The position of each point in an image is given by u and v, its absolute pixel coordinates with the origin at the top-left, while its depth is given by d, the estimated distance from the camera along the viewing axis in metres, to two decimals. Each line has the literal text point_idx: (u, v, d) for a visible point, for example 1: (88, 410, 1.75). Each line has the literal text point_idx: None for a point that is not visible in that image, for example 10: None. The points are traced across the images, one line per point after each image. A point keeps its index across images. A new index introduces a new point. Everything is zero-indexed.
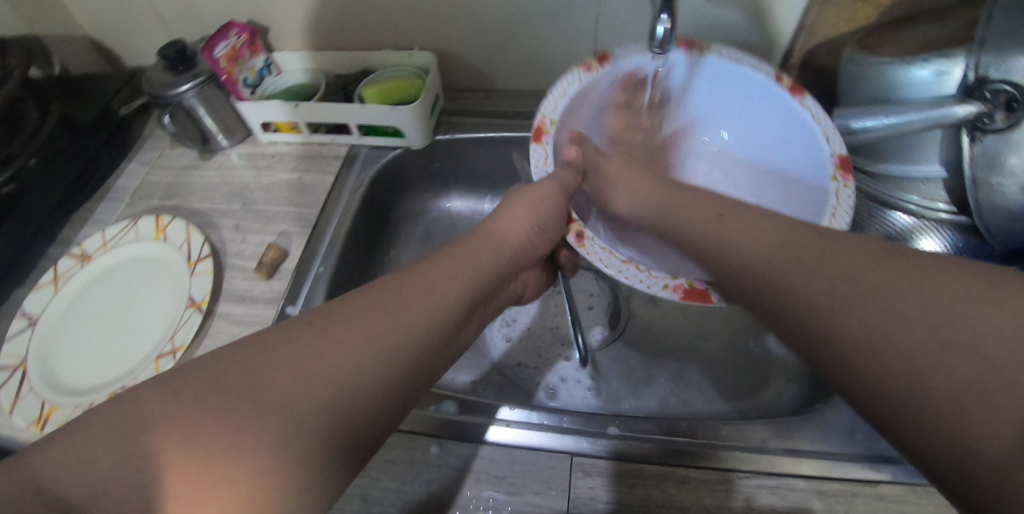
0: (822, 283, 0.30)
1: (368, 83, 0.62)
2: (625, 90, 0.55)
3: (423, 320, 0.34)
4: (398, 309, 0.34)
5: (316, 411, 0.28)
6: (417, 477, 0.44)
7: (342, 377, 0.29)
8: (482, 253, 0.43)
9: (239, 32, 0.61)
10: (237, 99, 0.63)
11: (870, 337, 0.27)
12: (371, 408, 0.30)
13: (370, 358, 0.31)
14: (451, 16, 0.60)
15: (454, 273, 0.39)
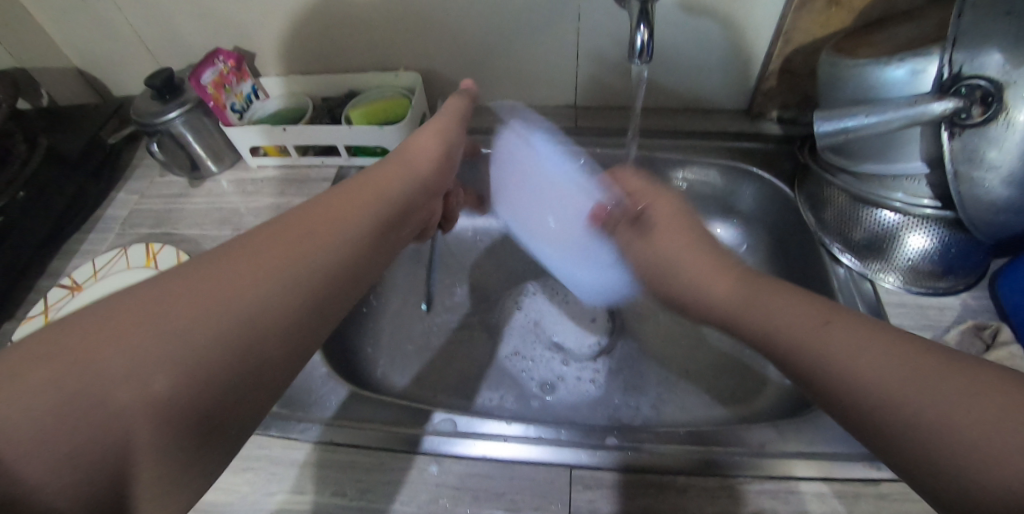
0: (826, 345, 0.32)
1: (354, 106, 0.63)
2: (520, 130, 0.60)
3: (325, 245, 0.34)
4: (283, 248, 0.32)
5: (209, 344, 0.27)
6: (414, 497, 0.44)
7: (233, 307, 0.28)
8: (382, 179, 0.42)
9: (226, 59, 0.62)
10: (225, 123, 0.63)
11: (877, 392, 0.29)
12: (272, 336, 0.30)
13: (262, 287, 0.30)
14: (434, 36, 0.61)
15: (348, 200, 0.38)
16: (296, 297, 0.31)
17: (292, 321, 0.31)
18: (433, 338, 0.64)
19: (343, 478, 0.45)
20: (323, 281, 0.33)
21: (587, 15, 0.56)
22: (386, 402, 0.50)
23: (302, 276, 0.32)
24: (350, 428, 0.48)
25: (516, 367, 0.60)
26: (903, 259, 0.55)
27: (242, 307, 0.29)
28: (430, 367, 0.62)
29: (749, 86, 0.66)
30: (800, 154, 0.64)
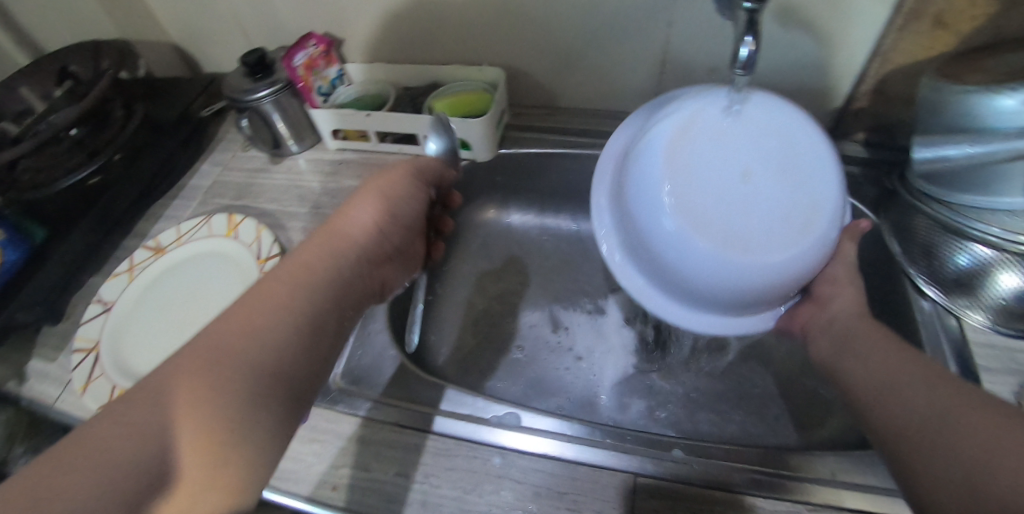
0: (892, 381, 0.38)
1: (439, 96, 0.63)
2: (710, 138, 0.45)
3: (277, 319, 0.37)
4: (244, 323, 0.36)
5: (198, 408, 0.32)
6: (476, 486, 0.44)
7: (206, 388, 0.33)
8: (311, 255, 0.43)
9: (317, 43, 0.64)
10: (310, 105, 0.66)
11: (929, 415, 0.34)
12: (237, 398, 0.33)
13: (205, 369, 0.33)
14: (521, 34, 0.62)
15: (259, 290, 0.39)
16: (252, 363, 0.35)
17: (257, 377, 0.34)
18: (492, 332, 0.65)
19: (407, 459, 0.45)
20: (272, 342, 0.36)
21: (679, 22, 0.56)
22: (438, 386, 0.51)
23: (247, 353, 0.35)
24: (404, 408, 0.48)
25: (579, 369, 0.61)
26: (993, 298, 0.52)
27: (200, 381, 0.33)
28: (487, 360, 0.62)
29: (836, 106, 0.64)
30: (889, 178, 0.61)
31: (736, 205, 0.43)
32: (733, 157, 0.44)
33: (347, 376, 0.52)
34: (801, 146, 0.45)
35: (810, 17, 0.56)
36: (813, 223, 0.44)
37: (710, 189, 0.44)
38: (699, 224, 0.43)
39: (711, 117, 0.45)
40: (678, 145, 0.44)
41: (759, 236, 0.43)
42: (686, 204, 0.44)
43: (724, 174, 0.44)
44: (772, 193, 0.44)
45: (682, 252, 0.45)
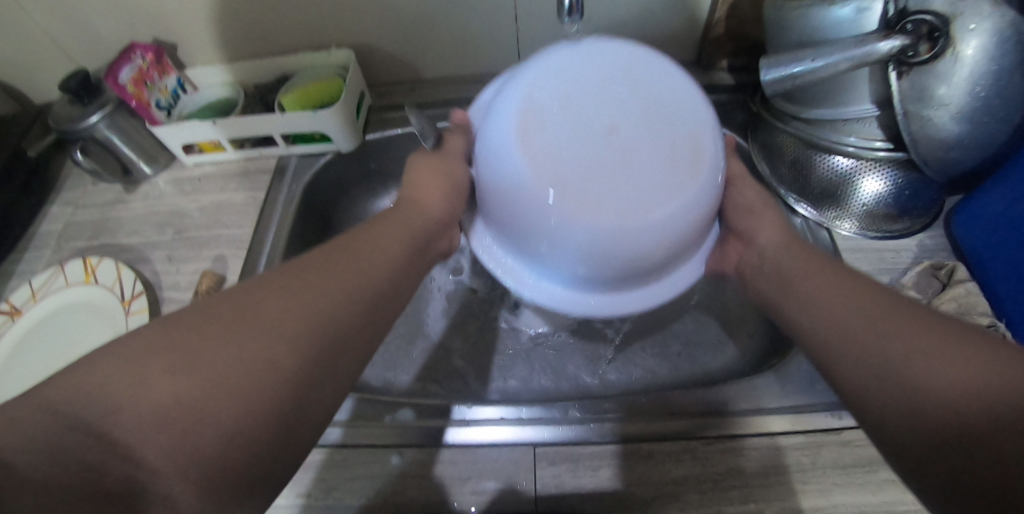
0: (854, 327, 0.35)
1: (286, 90, 0.60)
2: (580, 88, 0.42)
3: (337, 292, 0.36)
4: (303, 288, 0.35)
5: (208, 405, 0.27)
6: (377, 490, 0.43)
7: (255, 359, 0.30)
8: (375, 236, 0.43)
9: (143, 53, 0.58)
10: (152, 124, 0.60)
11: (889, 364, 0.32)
12: (276, 379, 0.30)
13: (264, 341, 0.31)
14: (362, 10, 0.57)
15: (342, 264, 0.38)
16: (316, 341, 0.33)
17: (316, 361, 0.32)
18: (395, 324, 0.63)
19: (307, 478, 0.44)
20: (337, 322, 0.34)
21: None
22: (373, 399, 0.49)
23: (275, 338, 0.31)
24: (342, 430, 0.46)
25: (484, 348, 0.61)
26: (859, 205, 0.55)
27: (268, 352, 0.30)
28: (392, 354, 0.61)
29: (698, 36, 0.63)
30: (751, 103, 0.62)
31: (605, 167, 0.40)
32: (588, 118, 0.41)
33: None
34: (658, 90, 0.43)
35: None
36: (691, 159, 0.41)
37: (572, 159, 0.40)
38: (574, 201, 0.40)
39: (557, 82, 0.42)
40: (530, 127, 0.41)
41: (641, 194, 0.40)
42: (555, 183, 0.40)
43: (587, 138, 0.40)
44: (641, 145, 0.40)
45: (564, 235, 0.41)
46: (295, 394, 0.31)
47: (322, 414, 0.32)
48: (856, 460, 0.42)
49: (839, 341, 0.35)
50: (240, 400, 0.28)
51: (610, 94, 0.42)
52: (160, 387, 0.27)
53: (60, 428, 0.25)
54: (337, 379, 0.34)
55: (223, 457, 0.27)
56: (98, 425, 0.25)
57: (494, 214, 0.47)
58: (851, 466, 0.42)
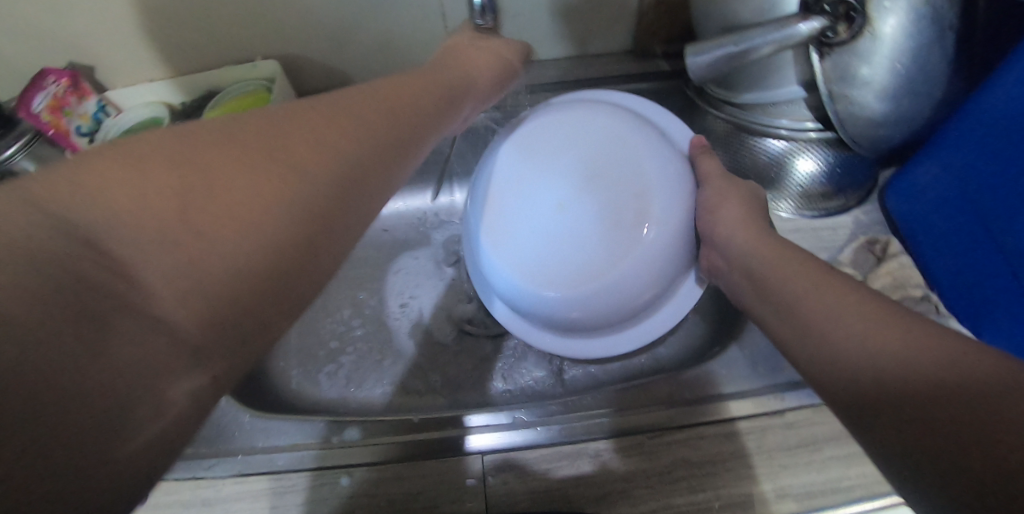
0: (841, 318, 0.33)
1: (213, 106, 0.58)
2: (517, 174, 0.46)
3: (326, 150, 0.30)
4: (304, 128, 0.31)
5: (182, 276, 0.24)
6: (331, 512, 0.43)
7: (243, 218, 0.26)
8: (395, 91, 0.37)
9: (58, 79, 0.55)
10: (71, 150, 0.60)
11: (890, 361, 0.29)
12: (247, 264, 0.26)
13: (249, 225, 0.26)
14: (281, 21, 0.56)
15: (329, 128, 0.31)
16: (307, 207, 0.28)
17: (297, 238, 0.28)
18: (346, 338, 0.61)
19: (257, 507, 0.44)
20: (322, 202, 0.29)
21: None
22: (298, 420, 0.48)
23: (261, 216, 0.27)
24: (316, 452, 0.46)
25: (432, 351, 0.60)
26: (795, 186, 0.56)
27: (262, 219, 0.27)
28: (343, 367, 0.59)
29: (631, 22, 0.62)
30: (686, 87, 0.62)
31: (572, 247, 0.44)
32: (542, 196, 0.45)
33: None
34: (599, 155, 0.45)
35: None
36: (653, 210, 0.44)
37: (541, 249, 0.44)
38: (542, 277, 0.45)
39: (531, 157, 0.46)
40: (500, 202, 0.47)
41: (597, 254, 0.43)
42: (525, 264, 0.45)
43: (543, 210, 0.44)
44: (593, 220, 0.43)
45: (546, 299, 0.45)
46: (274, 274, 0.27)
47: (256, 343, 0.28)
48: (801, 441, 0.43)
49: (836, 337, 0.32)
50: (240, 235, 0.26)
51: (536, 169, 0.46)
52: (171, 212, 0.25)
53: (48, 227, 0.22)
54: (290, 294, 0.28)
55: (217, 289, 0.25)
56: (89, 236, 0.23)
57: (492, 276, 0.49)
58: (795, 448, 0.43)
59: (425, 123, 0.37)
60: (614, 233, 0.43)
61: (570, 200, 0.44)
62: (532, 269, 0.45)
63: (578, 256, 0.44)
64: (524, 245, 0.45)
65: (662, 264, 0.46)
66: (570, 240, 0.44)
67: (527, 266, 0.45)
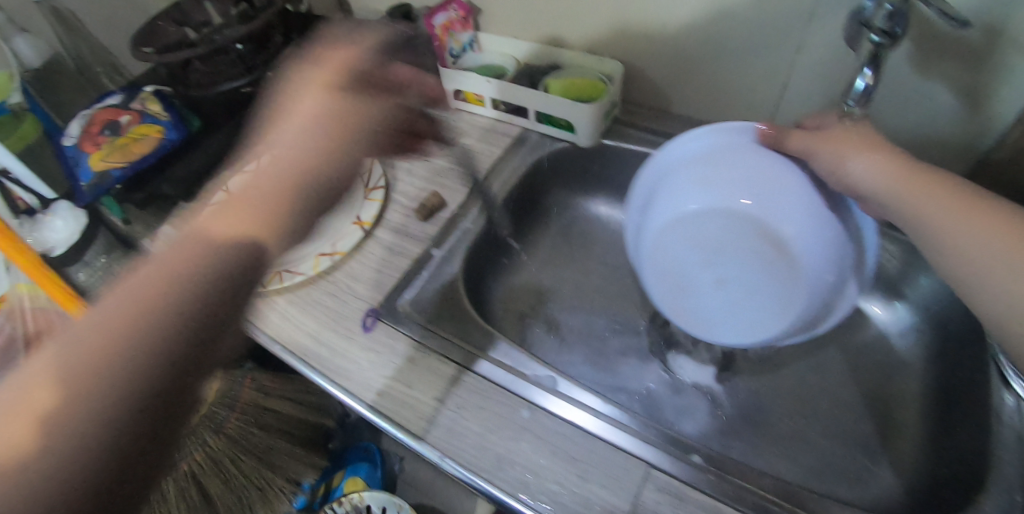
0: (924, 208, 0.40)
1: (557, 77, 0.66)
2: (671, 245, 0.54)
3: (216, 236, 0.39)
4: (189, 239, 0.39)
5: (123, 387, 0.34)
6: (500, 430, 0.47)
7: (146, 332, 0.35)
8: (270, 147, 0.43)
9: (458, 8, 0.70)
10: (441, 65, 0.72)
11: (969, 266, 0.37)
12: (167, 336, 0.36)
13: (168, 319, 0.36)
14: (646, 35, 0.64)
15: (199, 234, 0.39)
16: (219, 274, 0.39)
17: (227, 298, 0.40)
18: (554, 307, 0.66)
19: (447, 389, 0.49)
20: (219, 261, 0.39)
21: (809, 46, 0.55)
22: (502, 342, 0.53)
23: (164, 315, 0.36)
24: (463, 349, 0.52)
25: (622, 361, 0.61)
26: None
27: (172, 306, 0.36)
28: (544, 328, 0.64)
29: (970, 168, 0.58)
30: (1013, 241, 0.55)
31: (742, 296, 0.53)
32: (697, 259, 0.54)
33: (413, 303, 0.55)
34: (733, 215, 0.52)
35: (960, 64, 0.50)
36: (780, 227, 0.50)
37: (700, 295, 0.54)
38: (702, 314, 0.55)
39: (678, 226, 0.54)
40: (660, 260, 0.55)
41: (756, 288, 0.53)
42: (683, 303, 0.55)
43: (702, 266, 0.54)
44: (744, 266, 0.52)
45: (711, 321, 0.55)
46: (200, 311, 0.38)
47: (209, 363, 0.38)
48: None
49: (915, 222, 0.40)
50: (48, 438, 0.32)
51: (687, 232, 0.54)
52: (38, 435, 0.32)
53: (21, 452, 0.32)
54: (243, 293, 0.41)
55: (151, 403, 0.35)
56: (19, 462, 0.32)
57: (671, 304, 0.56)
58: None
59: (308, 189, 0.43)
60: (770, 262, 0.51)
61: (721, 256, 0.53)
62: (694, 291, 0.55)
63: (737, 294, 0.53)
64: (684, 288, 0.55)
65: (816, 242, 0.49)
66: (728, 283, 0.53)
67: (687, 307, 0.55)
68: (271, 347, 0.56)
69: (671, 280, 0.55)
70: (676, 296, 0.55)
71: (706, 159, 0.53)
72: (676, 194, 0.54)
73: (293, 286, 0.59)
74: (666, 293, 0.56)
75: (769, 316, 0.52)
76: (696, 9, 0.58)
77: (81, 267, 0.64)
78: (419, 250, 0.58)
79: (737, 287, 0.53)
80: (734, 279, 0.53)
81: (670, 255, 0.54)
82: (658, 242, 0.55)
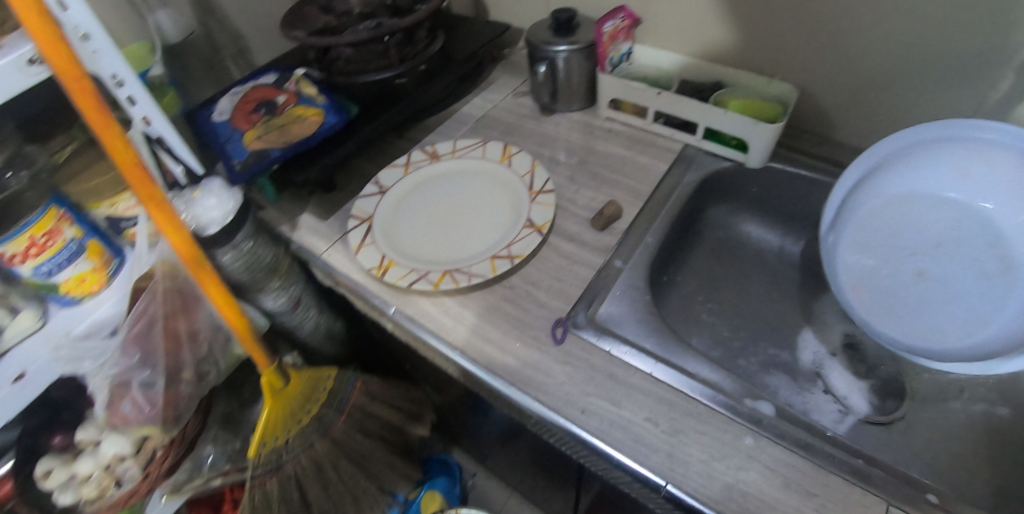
0: None
1: (731, 95, 0.65)
2: (881, 221, 0.55)
3: None
4: None
5: None
6: (725, 457, 0.44)
7: None
8: None
9: (624, 16, 0.68)
10: (600, 71, 0.69)
11: None
12: None
13: None
14: (820, 64, 0.63)
15: None
16: None
17: None
18: (715, 330, 0.65)
19: (659, 410, 0.47)
20: None
21: (1009, 85, 0.54)
22: (701, 361, 0.51)
23: None
24: (665, 366, 0.50)
25: (798, 392, 0.59)
26: None
27: None
28: (711, 352, 0.63)
29: None
30: None
31: (940, 301, 0.51)
32: (904, 248, 0.54)
33: (602, 316, 0.53)
34: (969, 218, 0.51)
35: None
36: (1016, 244, 0.49)
37: (891, 286, 0.54)
38: (887, 310, 0.53)
39: (902, 207, 0.54)
40: (865, 233, 0.55)
41: (961, 300, 0.50)
42: (868, 292, 0.55)
43: (909, 258, 0.53)
44: (958, 272, 0.51)
45: (895, 318, 0.53)
46: None
47: None
48: None
49: None
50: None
51: (910, 215, 0.54)
52: None
53: None
54: None
55: None
56: None
57: (856, 290, 0.55)
58: None
59: None
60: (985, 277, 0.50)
61: (934, 252, 0.52)
62: (894, 283, 0.54)
63: (934, 296, 0.52)
64: (876, 273, 0.55)
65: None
66: (927, 280, 0.52)
67: (870, 297, 0.55)
68: (446, 351, 0.52)
69: (867, 262, 0.55)
70: (864, 281, 0.55)
71: (972, 152, 0.50)
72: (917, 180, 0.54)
73: (468, 289, 0.55)
74: (855, 276, 0.56)
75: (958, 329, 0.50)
76: (886, 41, 0.58)
77: (228, 249, 0.60)
78: (601, 261, 0.57)
79: (936, 288, 0.52)
80: (937, 281, 0.52)
81: (876, 233, 0.55)
82: (866, 219, 0.56)
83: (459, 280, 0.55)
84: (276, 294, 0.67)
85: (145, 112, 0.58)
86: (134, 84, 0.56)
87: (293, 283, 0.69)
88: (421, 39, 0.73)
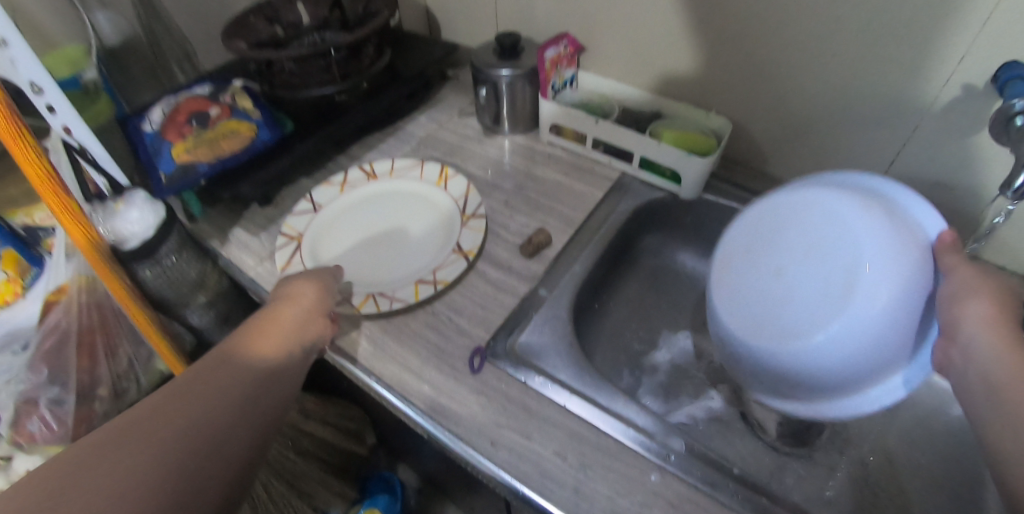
0: None
1: (667, 127, 0.66)
2: (778, 219, 0.49)
3: (211, 394, 0.35)
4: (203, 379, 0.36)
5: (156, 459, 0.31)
6: (629, 493, 0.44)
7: (165, 433, 0.32)
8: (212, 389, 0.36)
9: (566, 44, 0.70)
10: (542, 96, 0.70)
11: None
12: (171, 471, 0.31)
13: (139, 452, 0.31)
14: (753, 100, 0.65)
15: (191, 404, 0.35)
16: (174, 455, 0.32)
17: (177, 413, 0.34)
18: (645, 358, 0.65)
19: (570, 444, 0.47)
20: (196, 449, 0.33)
21: (926, 128, 0.56)
22: (616, 393, 0.51)
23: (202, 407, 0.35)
24: (579, 398, 0.50)
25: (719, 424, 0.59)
26: None
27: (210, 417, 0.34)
28: (638, 381, 0.63)
29: None
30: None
31: (773, 306, 0.46)
32: (779, 249, 0.48)
33: (523, 345, 0.54)
34: (842, 244, 0.43)
35: None
36: (863, 284, 0.41)
37: (749, 275, 0.49)
38: (731, 289, 0.50)
39: (799, 214, 0.47)
40: (760, 225, 0.50)
41: (794, 317, 0.44)
42: (734, 269, 0.51)
43: (778, 258, 0.47)
44: (804, 289, 0.44)
45: (738, 301, 0.49)
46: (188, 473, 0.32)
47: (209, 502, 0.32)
48: None
49: None
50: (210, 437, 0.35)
51: (804, 220, 0.46)
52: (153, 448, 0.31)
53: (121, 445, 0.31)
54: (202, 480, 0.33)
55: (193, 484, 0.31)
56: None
57: (729, 266, 0.52)
58: None
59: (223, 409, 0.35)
60: (818, 303, 0.43)
61: (794, 264, 0.46)
62: (752, 272, 0.49)
63: (772, 299, 0.46)
64: (749, 256, 0.50)
65: (860, 349, 0.41)
66: (774, 284, 0.47)
67: (731, 272, 0.51)
68: (364, 378, 0.51)
69: (745, 247, 0.51)
70: (735, 262, 0.51)
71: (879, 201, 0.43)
72: (828, 197, 0.46)
73: (390, 313, 0.55)
74: (732, 254, 0.52)
75: (771, 331, 0.46)
76: (813, 80, 0.59)
77: (148, 264, 0.58)
78: (527, 289, 0.57)
79: (777, 293, 0.46)
80: (781, 287, 0.46)
81: (769, 226, 0.49)
82: (767, 215, 0.50)
83: (383, 304, 0.54)
84: (201, 311, 0.65)
85: (64, 119, 0.56)
86: (53, 92, 0.53)
87: (222, 300, 0.67)
88: (367, 55, 0.72)
